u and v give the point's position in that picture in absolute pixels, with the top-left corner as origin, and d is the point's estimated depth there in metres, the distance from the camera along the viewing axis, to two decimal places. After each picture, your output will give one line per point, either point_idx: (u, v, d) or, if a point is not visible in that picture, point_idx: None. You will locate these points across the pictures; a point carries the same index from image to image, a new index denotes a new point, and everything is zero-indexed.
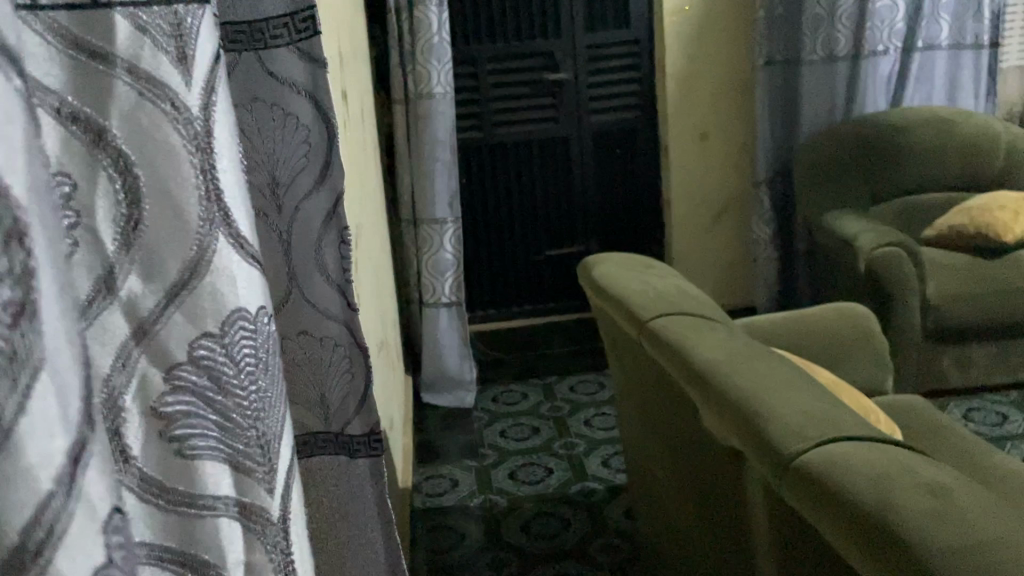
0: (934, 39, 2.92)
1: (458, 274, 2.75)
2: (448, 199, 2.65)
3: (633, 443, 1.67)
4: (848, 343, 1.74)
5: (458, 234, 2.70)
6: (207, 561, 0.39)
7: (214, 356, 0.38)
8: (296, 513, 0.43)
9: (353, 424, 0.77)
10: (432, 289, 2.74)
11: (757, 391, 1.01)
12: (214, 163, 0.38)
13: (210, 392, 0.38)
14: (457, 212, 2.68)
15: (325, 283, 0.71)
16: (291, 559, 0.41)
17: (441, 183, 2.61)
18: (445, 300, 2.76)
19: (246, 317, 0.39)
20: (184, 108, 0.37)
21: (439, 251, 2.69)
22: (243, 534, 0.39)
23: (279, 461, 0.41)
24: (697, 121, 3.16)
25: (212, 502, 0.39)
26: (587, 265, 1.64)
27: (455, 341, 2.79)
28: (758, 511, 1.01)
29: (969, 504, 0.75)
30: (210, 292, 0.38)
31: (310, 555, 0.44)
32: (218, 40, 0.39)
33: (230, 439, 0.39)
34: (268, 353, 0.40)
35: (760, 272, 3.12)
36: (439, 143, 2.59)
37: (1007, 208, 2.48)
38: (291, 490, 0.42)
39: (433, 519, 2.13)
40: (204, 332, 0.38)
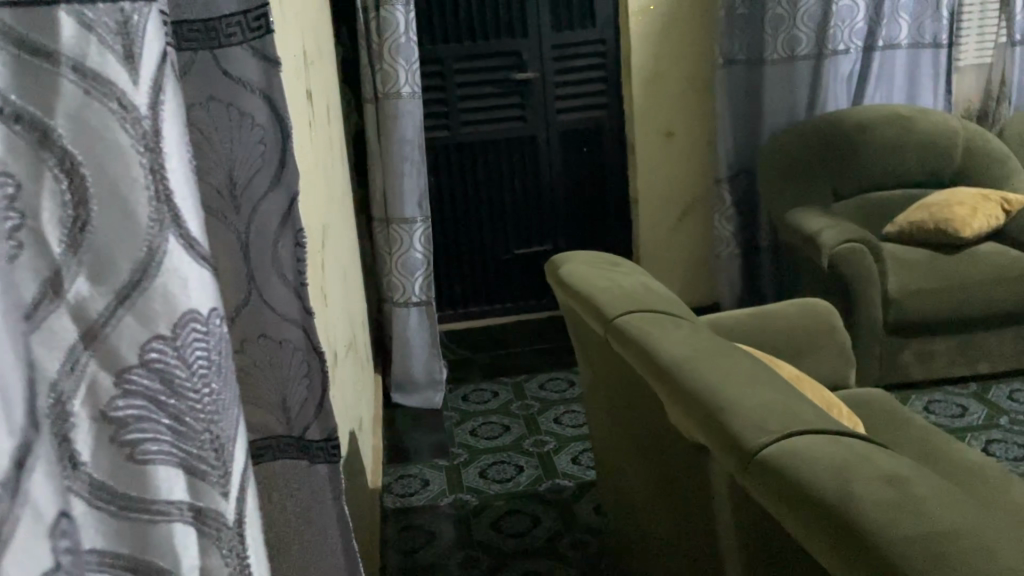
0: (893, 38, 2.97)
1: (428, 274, 2.72)
2: (417, 198, 2.63)
3: (602, 439, 1.68)
4: (812, 337, 1.77)
5: (427, 234, 2.68)
6: (161, 566, 0.39)
7: (165, 358, 0.38)
8: (251, 517, 0.42)
9: (312, 429, 0.76)
10: (402, 289, 2.71)
11: (720, 386, 1.03)
12: (164, 163, 0.37)
13: (162, 396, 0.38)
14: (426, 212, 2.66)
15: (282, 285, 0.70)
16: (246, 562, 0.41)
17: (409, 182, 2.60)
18: (415, 300, 2.73)
19: (198, 319, 0.38)
20: (132, 107, 0.36)
21: (408, 250, 2.66)
22: (198, 539, 0.39)
23: (233, 465, 0.40)
24: (663, 119, 3.15)
25: (165, 507, 0.38)
26: (555, 262, 1.65)
27: (424, 341, 2.77)
28: (724, 505, 1.02)
29: (926, 493, 0.77)
30: (161, 293, 0.37)
31: (265, 559, 0.43)
32: (165, 38, 0.38)
33: (183, 441, 0.38)
34: (221, 354, 0.39)
35: (725, 268, 3.15)
36: (406, 143, 2.57)
37: (964, 204, 2.54)
38: (247, 491, 0.42)
39: (402, 519, 2.12)
40: (155, 334, 0.37)
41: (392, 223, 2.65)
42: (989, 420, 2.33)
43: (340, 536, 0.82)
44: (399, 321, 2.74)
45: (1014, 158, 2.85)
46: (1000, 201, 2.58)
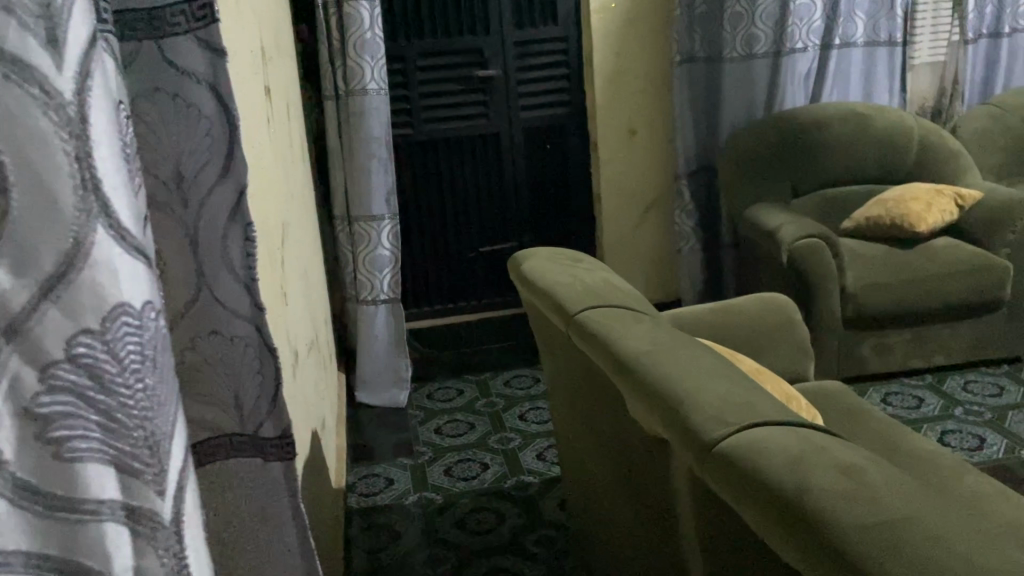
0: (850, 36, 3.01)
1: (396, 271, 2.70)
2: (385, 195, 2.61)
3: (565, 435, 1.68)
4: (772, 331, 1.79)
5: (395, 231, 2.66)
6: (91, 566, 0.39)
7: (94, 353, 0.37)
8: (191, 516, 0.42)
9: (266, 426, 0.75)
10: (369, 286, 2.69)
11: (680, 379, 1.03)
12: (91, 151, 0.37)
13: (91, 391, 0.38)
14: (394, 208, 2.64)
15: (232, 280, 0.69)
16: (184, 562, 0.41)
17: (376, 179, 2.57)
18: (383, 297, 2.70)
19: (129, 313, 0.38)
20: (54, 93, 0.36)
21: (377, 247, 2.64)
22: (130, 539, 0.39)
23: (169, 462, 0.40)
24: (624, 118, 3.17)
25: (95, 506, 0.38)
26: (517, 260, 1.64)
27: (388, 339, 2.75)
28: (684, 498, 1.03)
29: (879, 482, 0.78)
30: (88, 284, 0.37)
31: (206, 560, 0.43)
32: (94, 24, 0.38)
33: (114, 439, 0.38)
34: (155, 349, 0.39)
35: (686, 264, 3.18)
36: (374, 140, 2.55)
37: (919, 199, 2.58)
38: (185, 490, 0.42)
39: (367, 518, 2.11)
40: (82, 327, 0.37)
41: (356, 220, 2.63)
42: (944, 411, 2.38)
43: (296, 536, 0.81)
44: (365, 319, 2.72)
45: (968, 154, 2.90)
46: (954, 196, 2.62)
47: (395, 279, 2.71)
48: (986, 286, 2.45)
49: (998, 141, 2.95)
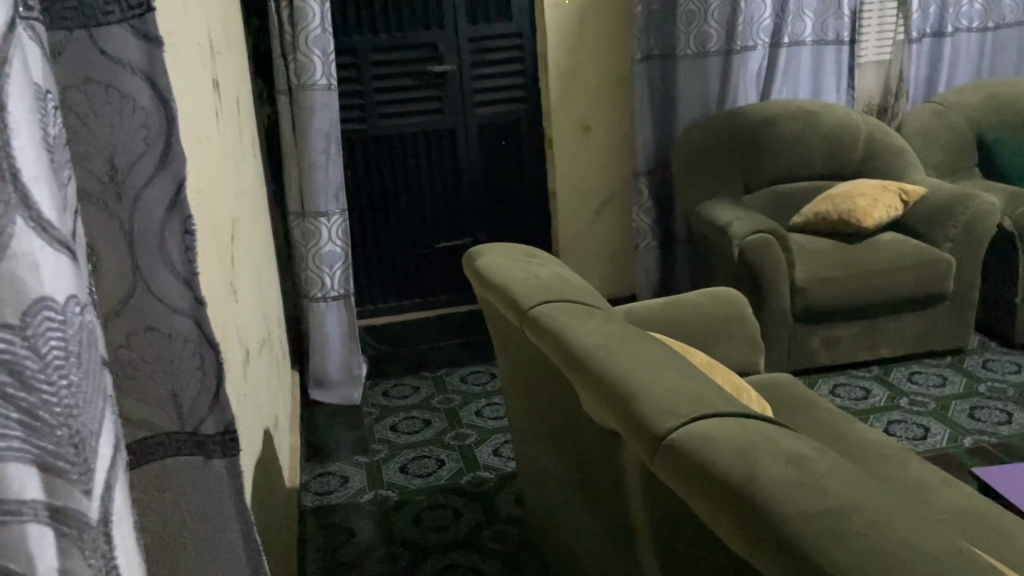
0: (799, 35, 3.06)
1: (347, 267, 2.68)
2: (335, 191, 2.59)
3: (520, 430, 1.68)
4: (724, 325, 1.81)
5: (345, 227, 2.64)
6: (11, 568, 0.42)
7: (16, 350, 0.41)
8: (118, 514, 0.46)
9: (207, 424, 0.74)
10: (319, 284, 2.66)
11: (633, 373, 1.04)
12: (10, 141, 0.40)
13: (14, 390, 0.41)
14: (343, 205, 2.62)
15: (169, 275, 0.68)
16: (112, 561, 0.45)
17: (325, 174, 2.55)
18: (334, 294, 2.68)
19: (52, 308, 0.42)
20: None
21: (325, 242, 2.61)
22: (56, 538, 0.43)
23: (95, 461, 0.44)
24: (578, 115, 3.17)
25: (19, 507, 0.42)
26: (471, 256, 1.64)
27: (342, 336, 2.73)
28: (636, 490, 1.03)
29: (823, 470, 0.80)
30: (8, 278, 0.40)
31: (133, 557, 0.47)
32: (13, 13, 0.40)
33: (38, 438, 0.42)
34: (77, 346, 0.43)
35: (642, 260, 3.20)
36: (322, 135, 2.52)
37: (865, 195, 2.65)
38: (114, 489, 0.46)
39: (321, 517, 2.09)
40: (5, 325, 0.41)
41: (307, 215, 2.59)
42: (890, 402, 2.44)
43: (241, 533, 0.80)
44: (318, 316, 2.69)
45: (913, 151, 2.97)
46: (899, 192, 2.69)
47: (348, 277, 2.69)
48: (929, 280, 2.52)
49: (941, 138, 3.01)
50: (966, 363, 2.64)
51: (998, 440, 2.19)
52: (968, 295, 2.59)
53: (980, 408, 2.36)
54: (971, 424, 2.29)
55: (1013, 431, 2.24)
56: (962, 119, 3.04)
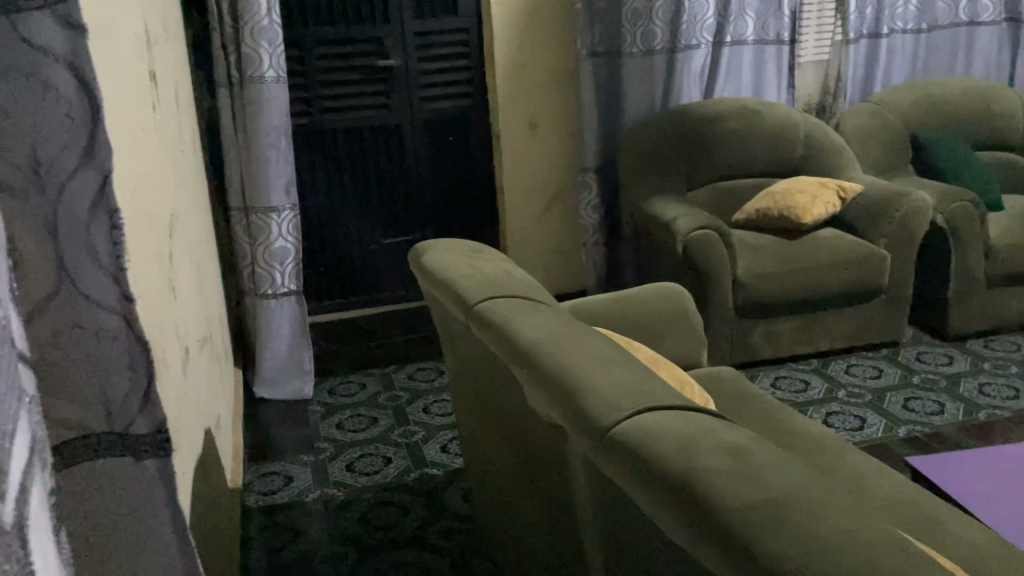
0: (741, 34, 3.12)
1: (297, 263, 2.64)
2: (284, 185, 2.54)
3: (467, 426, 1.67)
4: (668, 319, 1.84)
5: (296, 222, 2.60)
6: None
7: None
8: (32, 521, 0.45)
9: (138, 423, 0.74)
10: (269, 280, 2.61)
11: (577, 367, 1.05)
12: None
13: None
14: (294, 200, 2.58)
15: (97, 272, 0.69)
16: (29, 565, 0.43)
17: (275, 170, 2.50)
18: (284, 290, 2.64)
19: None
20: None
21: (275, 239, 2.57)
22: None
23: (7, 463, 0.43)
24: (525, 111, 3.15)
25: None
26: (418, 251, 1.63)
27: (289, 332, 2.69)
28: (581, 485, 1.04)
29: (764, 461, 0.81)
30: None
31: (49, 562, 0.45)
32: None
33: None
34: None
35: (589, 256, 3.22)
36: (274, 129, 2.47)
37: (805, 191, 2.70)
38: (27, 493, 0.45)
39: (266, 518, 2.06)
40: None
41: (254, 211, 2.55)
42: (829, 393, 2.50)
43: (174, 534, 0.79)
44: (264, 313, 2.64)
45: (850, 149, 3.04)
46: (837, 188, 2.75)
47: (297, 273, 2.65)
48: (866, 275, 2.59)
49: (876, 137, 3.09)
50: (900, 356, 2.72)
51: (931, 430, 2.26)
52: (903, 289, 2.67)
53: (914, 399, 2.44)
54: (906, 415, 2.36)
55: (945, 421, 2.31)
56: (895, 118, 3.13)
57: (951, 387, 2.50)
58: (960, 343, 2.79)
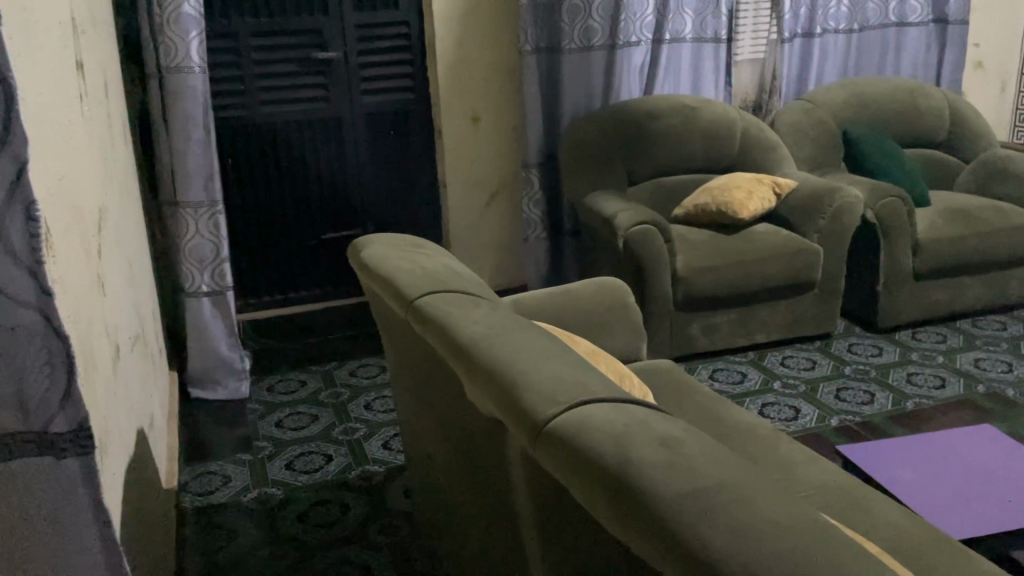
0: (679, 32, 3.16)
1: (217, 268, 2.56)
2: (203, 178, 2.47)
3: (408, 423, 1.67)
4: (608, 314, 1.85)
5: (217, 220, 2.52)
6: None
7: None
8: None
9: (58, 422, 0.88)
10: (188, 278, 2.55)
11: (514, 360, 1.05)
12: None
13: None
14: (214, 194, 2.50)
15: (15, 269, 0.81)
16: None
17: (192, 162, 2.44)
18: (204, 289, 2.57)
19: None
20: None
21: (191, 235, 2.51)
22: None
23: None
24: (467, 104, 3.13)
25: None
26: (357, 245, 1.62)
27: (219, 330, 2.62)
28: (520, 479, 1.05)
29: (695, 452, 0.82)
30: None
31: None
32: None
33: None
34: None
35: (531, 251, 3.23)
36: (191, 121, 2.41)
37: (741, 187, 2.75)
38: None
39: (202, 518, 2.02)
40: None
41: (178, 206, 2.49)
42: (764, 384, 2.56)
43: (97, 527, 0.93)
44: (189, 310, 2.58)
45: (785, 146, 3.11)
46: (772, 184, 2.81)
47: (222, 272, 2.57)
48: (799, 269, 2.66)
49: (811, 134, 3.16)
50: (832, 347, 2.80)
51: (861, 418, 2.34)
52: (835, 282, 2.75)
53: (845, 389, 2.51)
54: (837, 404, 2.43)
55: (876, 410, 2.39)
56: (828, 117, 3.21)
57: (880, 377, 2.58)
58: (889, 334, 2.89)
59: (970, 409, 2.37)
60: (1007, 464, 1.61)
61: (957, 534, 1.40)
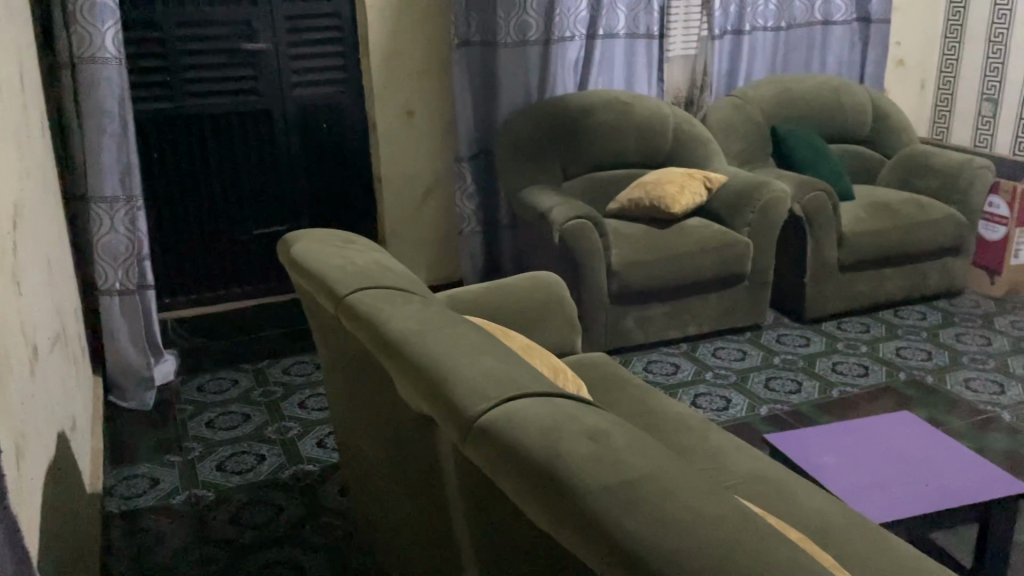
0: (612, 27, 3.19)
1: (133, 264, 2.48)
2: (120, 172, 2.40)
3: (340, 419, 1.64)
4: (543, 308, 1.86)
5: (135, 215, 2.46)
6: None
7: None
8: None
9: None
10: (101, 276, 2.46)
11: (444, 357, 1.04)
12: None
13: None
14: (132, 189, 2.43)
15: None
16: None
17: (107, 155, 2.36)
18: (116, 288, 2.47)
19: None
20: None
21: (106, 231, 2.42)
22: None
23: None
24: (401, 99, 3.09)
25: None
26: (286, 242, 1.59)
27: (130, 332, 2.53)
28: (452, 477, 1.04)
29: (623, 444, 0.83)
30: None
31: None
32: None
33: None
34: None
35: (467, 245, 3.22)
36: (107, 114, 2.33)
37: (673, 181, 2.79)
38: None
39: (128, 522, 1.96)
40: None
41: (90, 201, 2.40)
42: (696, 375, 2.61)
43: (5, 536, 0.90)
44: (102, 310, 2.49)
45: (715, 142, 3.15)
46: (703, 179, 2.85)
47: (137, 270, 2.50)
48: (729, 262, 2.71)
49: (741, 130, 3.22)
50: (761, 338, 2.87)
51: (789, 407, 2.40)
52: (764, 275, 2.81)
53: (774, 378, 2.58)
54: (766, 394, 2.49)
55: (803, 399, 2.45)
56: (757, 112, 3.27)
57: (807, 367, 2.65)
58: (816, 325, 2.97)
59: (891, 397, 2.46)
60: (926, 449, 1.67)
61: (878, 518, 1.45)
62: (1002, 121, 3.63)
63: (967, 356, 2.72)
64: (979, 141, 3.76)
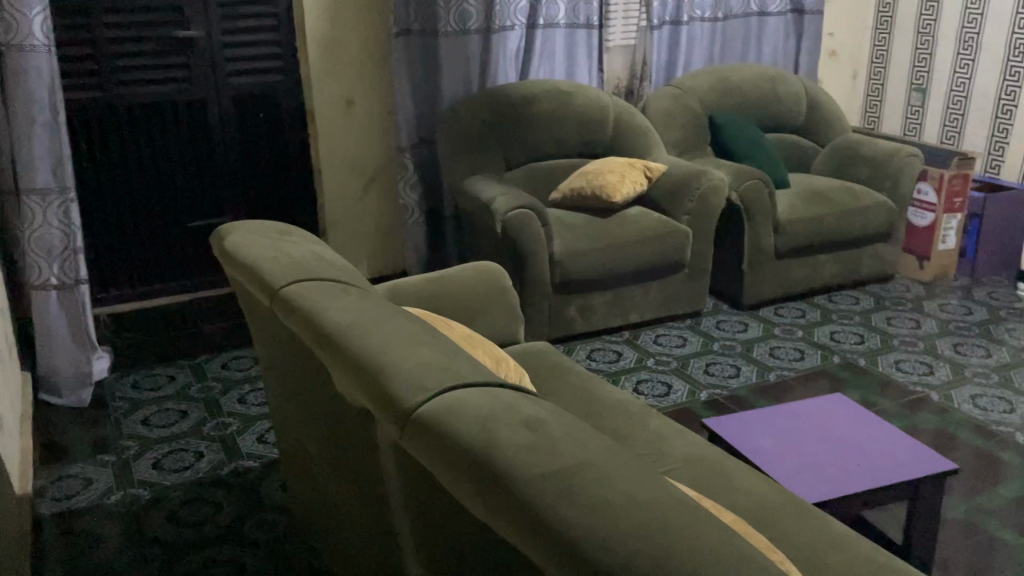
0: (553, 17, 3.18)
1: (69, 257, 2.41)
2: (52, 164, 2.32)
3: (278, 414, 1.62)
4: (485, 298, 1.85)
5: (69, 208, 2.38)
6: None
7: None
8: None
9: None
10: (37, 269, 2.37)
11: (381, 349, 1.03)
12: None
13: None
14: (65, 182, 2.36)
15: None
16: None
17: (39, 146, 2.27)
18: (53, 282, 2.39)
19: None
20: None
21: (39, 225, 2.34)
22: None
23: None
24: (340, 88, 3.05)
25: None
26: (219, 233, 1.55)
27: (67, 327, 2.45)
28: (390, 469, 1.03)
29: (559, 433, 0.83)
30: None
31: None
32: None
33: None
34: None
35: (410, 236, 3.19)
36: (37, 103, 2.24)
37: (615, 170, 2.80)
38: None
39: (60, 524, 1.90)
40: None
41: (21, 195, 2.31)
42: (638, 362, 2.64)
43: None
44: (37, 304, 2.40)
45: (655, 131, 3.18)
46: (643, 168, 2.88)
47: (73, 263, 2.42)
48: (669, 250, 2.74)
49: (679, 119, 3.26)
50: (701, 325, 2.92)
51: (728, 392, 2.45)
52: (703, 262, 2.86)
53: (714, 364, 2.63)
54: (706, 379, 2.53)
55: (741, 383, 2.50)
56: (694, 102, 3.31)
57: (745, 352, 2.71)
58: (754, 311, 3.03)
59: (826, 380, 2.52)
60: (858, 430, 1.72)
61: (813, 498, 1.49)
62: (930, 110, 3.75)
63: (898, 339, 2.81)
64: (909, 130, 3.87)
